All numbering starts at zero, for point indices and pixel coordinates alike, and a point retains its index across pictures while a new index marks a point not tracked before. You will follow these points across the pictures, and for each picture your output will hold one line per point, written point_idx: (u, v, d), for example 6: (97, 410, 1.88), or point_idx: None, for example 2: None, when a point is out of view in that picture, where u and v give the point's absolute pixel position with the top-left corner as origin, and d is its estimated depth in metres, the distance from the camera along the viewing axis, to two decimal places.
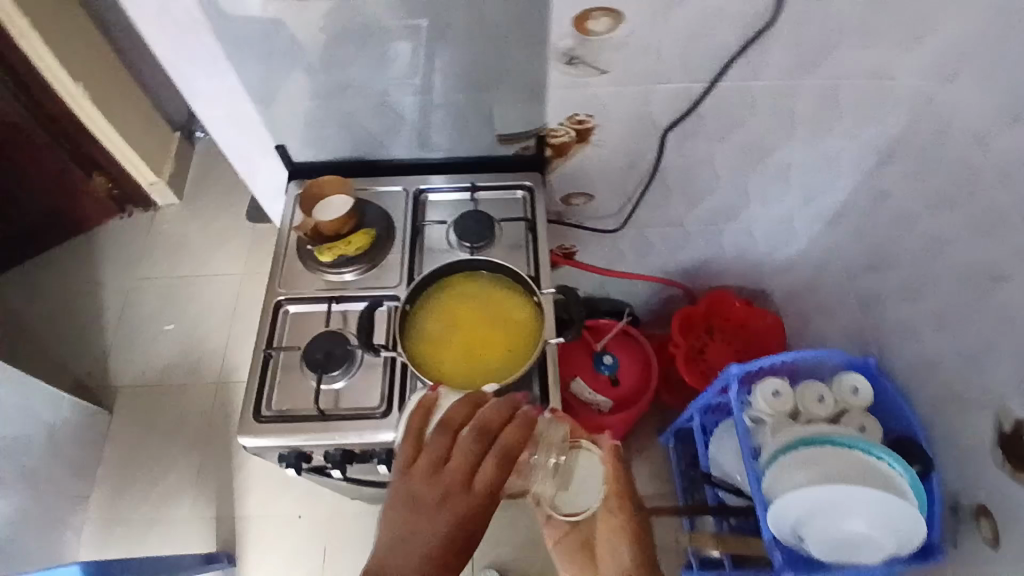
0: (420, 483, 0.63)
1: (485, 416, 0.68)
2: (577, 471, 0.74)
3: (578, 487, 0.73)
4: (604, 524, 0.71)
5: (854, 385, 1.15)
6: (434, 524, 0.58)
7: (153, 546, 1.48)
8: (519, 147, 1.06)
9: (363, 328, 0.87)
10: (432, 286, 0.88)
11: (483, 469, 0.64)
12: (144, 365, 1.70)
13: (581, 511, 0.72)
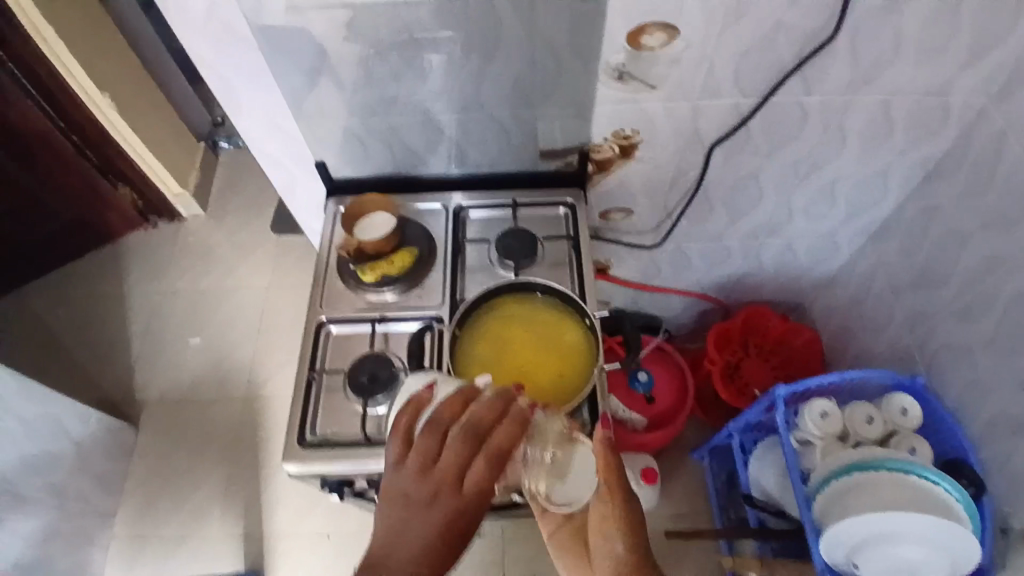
0: (407, 483, 0.64)
1: (475, 416, 0.66)
2: (574, 465, 0.70)
3: (573, 482, 0.70)
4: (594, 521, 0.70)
5: (903, 405, 1.08)
6: (418, 533, 0.62)
7: (179, 564, 1.45)
8: (562, 163, 1.04)
9: (411, 351, 0.85)
10: (478, 312, 0.86)
11: (473, 471, 0.64)
12: (170, 378, 1.69)
13: (574, 505, 0.70)
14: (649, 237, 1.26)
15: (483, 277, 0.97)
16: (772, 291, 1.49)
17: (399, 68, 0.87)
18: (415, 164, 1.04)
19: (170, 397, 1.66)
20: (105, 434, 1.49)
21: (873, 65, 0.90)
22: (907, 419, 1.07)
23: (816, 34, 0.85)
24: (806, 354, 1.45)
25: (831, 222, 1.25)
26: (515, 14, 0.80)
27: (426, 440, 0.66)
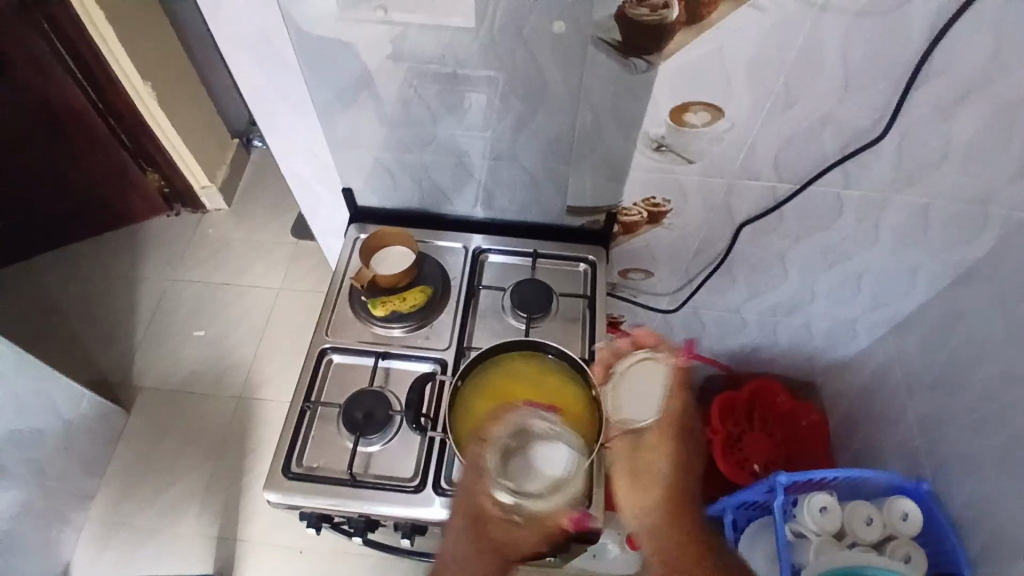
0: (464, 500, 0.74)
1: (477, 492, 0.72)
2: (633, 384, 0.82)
3: (632, 401, 0.80)
4: (650, 441, 0.78)
5: (905, 511, 1.03)
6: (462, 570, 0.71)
7: (146, 560, 1.42)
8: (589, 221, 1.04)
9: (411, 404, 0.83)
10: (485, 368, 0.84)
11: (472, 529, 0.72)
12: (169, 367, 1.69)
13: (638, 421, 0.78)
14: (668, 300, 1.25)
15: (494, 324, 0.96)
16: (782, 367, 1.46)
17: (439, 111, 0.87)
18: (441, 202, 1.05)
19: (165, 387, 1.66)
20: (94, 418, 1.48)
21: (915, 168, 0.89)
22: (907, 525, 1.03)
23: (860, 132, 0.84)
24: (810, 436, 1.41)
25: (851, 311, 1.22)
26: (561, 77, 0.79)
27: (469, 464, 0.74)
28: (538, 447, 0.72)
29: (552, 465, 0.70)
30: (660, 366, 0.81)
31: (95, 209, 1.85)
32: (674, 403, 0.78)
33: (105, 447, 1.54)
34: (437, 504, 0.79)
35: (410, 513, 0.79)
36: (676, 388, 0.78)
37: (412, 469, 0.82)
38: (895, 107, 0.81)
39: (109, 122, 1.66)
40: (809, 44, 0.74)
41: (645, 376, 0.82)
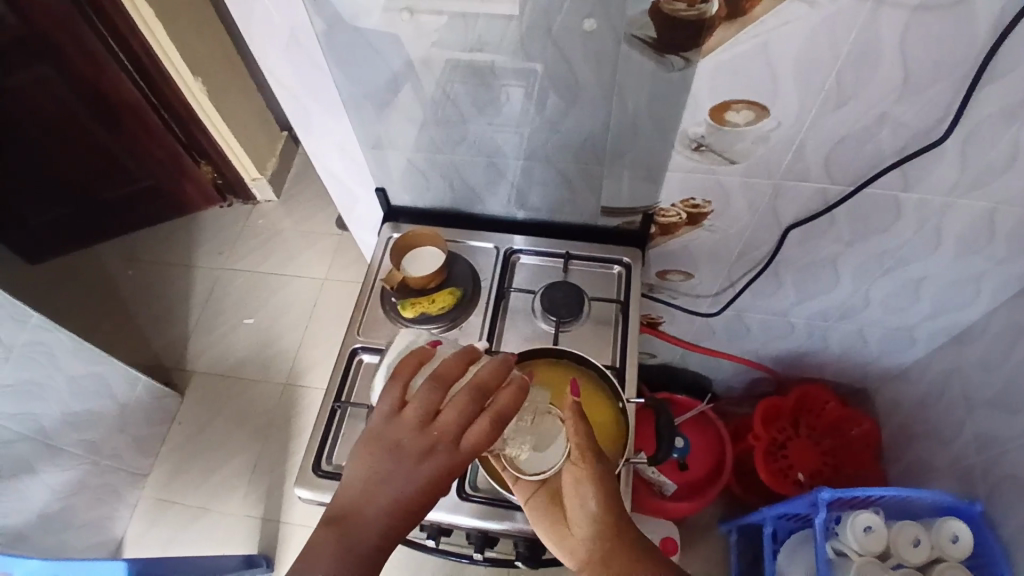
0: (403, 431, 0.60)
1: (466, 430, 0.60)
2: (538, 432, 0.69)
3: (540, 450, 0.68)
4: (570, 484, 0.67)
5: (955, 534, 0.92)
6: (405, 489, 0.58)
7: (196, 536, 1.50)
8: (624, 221, 1.00)
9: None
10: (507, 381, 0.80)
11: (472, 429, 0.60)
12: (220, 353, 1.77)
13: (546, 474, 0.67)
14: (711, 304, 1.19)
15: (523, 326, 0.95)
16: (833, 373, 1.39)
17: (469, 111, 0.86)
18: (474, 200, 1.04)
19: (217, 372, 1.74)
20: (149, 400, 1.58)
21: (984, 172, 0.81)
22: (959, 548, 0.92)
23: (920, 132, 0.77)
24: (862, 448, 1.34)
25: (910, 319, 1.14)
26: (592, 76, 0.76)
27: (430, 391, 0.61)
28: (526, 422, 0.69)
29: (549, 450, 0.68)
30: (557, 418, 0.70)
31: (153, 200, 1.94)
32: (581, 437, 0.67)
33: (161, 427, 1.63)
34: (460, 508, 0.79)
35: (434, 515, 0.79)
36: (574, 433, 0.68)
37: None
38: (963, 104, 0.73)
39: (166, 118, 1.75)
40: (865, 39, 0.68)
41: (548, 428, 0.69)
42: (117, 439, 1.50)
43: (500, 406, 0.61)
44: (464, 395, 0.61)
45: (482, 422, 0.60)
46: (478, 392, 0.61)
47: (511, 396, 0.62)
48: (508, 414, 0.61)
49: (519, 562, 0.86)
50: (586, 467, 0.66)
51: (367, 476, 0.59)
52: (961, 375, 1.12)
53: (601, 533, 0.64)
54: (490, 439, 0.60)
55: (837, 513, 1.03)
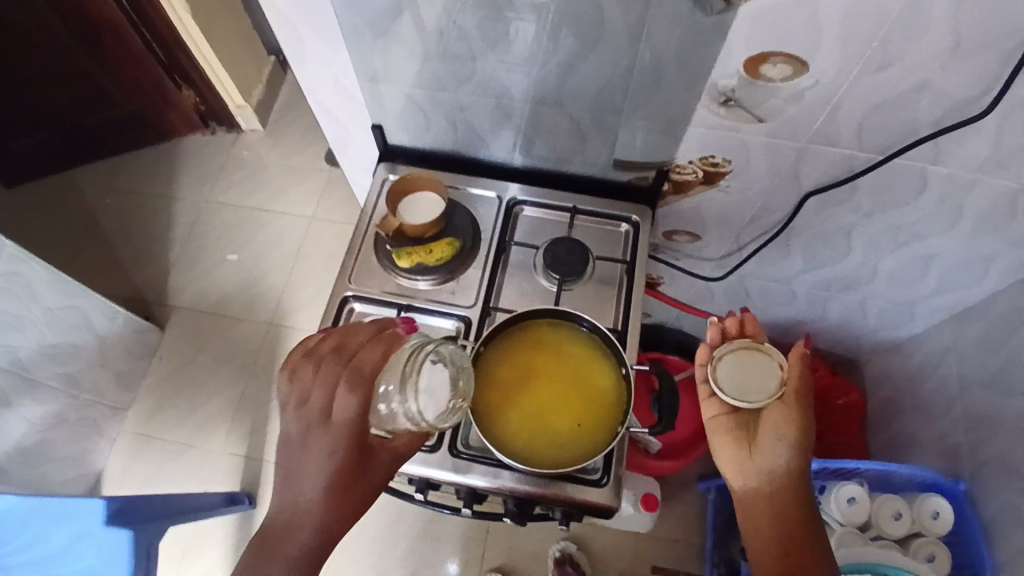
0: (291, 424, 0.67)
1: (335, 401, 0.66)
2: (733, 363, 0.75)
3: (740, 378, 0.73)
4: (771, 419, 0.71)
5: (937, 510, 0.97)
6: (307, 478, 0.64)
7: (179, 470, 1.50)
8: (636, 176, 0.95)
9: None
10: (509, 338, 0.76)
11: (337, 398, 0.66)
12: (203, 288, 1.71)
13: (738, 399, 0.72)
14: (715, 268, 1.16)
15: (523, 282, 0.91)
16: (826, 342, 1.38)
17: (479, 46, 0.78)
18: (477, 144, 0.97)
19: (200, 309, 1.69)
20: (129, 335, 1.53)
21: (1019, 151, 0.77)
22: (937, 524, 0.97)
23: (962, 105, 0.72)
24: (846, 416, 1.34)
25: (913, 294, 1.12)
26: (621, 16, 0.69)
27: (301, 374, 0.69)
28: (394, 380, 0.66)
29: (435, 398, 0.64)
30: (764, 357, 0.75)
31: (130, 123, 1.82)
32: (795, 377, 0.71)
33: (141, 362, 1.60)
34: (451, 465, 0.77)
35: (423, 471, 0.77)
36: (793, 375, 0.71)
37: None
38: (1013, 76, 0.67)
39: (145, 36, 1.60)
40: None
41: (745, 361, 0.75)
42: (96, 373, 1.46)
43: (361, 367, 0.68)
44: (325, 368, 0.68)
45: (347, 387, 0.66)
46: (341, 355, 0.69)
47: (369, 356, 0.69)
48: (365, 368, 0.67)
49: (507, 519, 0.85)
50: (799, 406, 0.70)
51: (277, 481, 0.66)
52: (956, 353, 1.11)
53: (791, 444, 0.69)
54: (355, 400, 0.66)
55: (823, 483, 1.03)
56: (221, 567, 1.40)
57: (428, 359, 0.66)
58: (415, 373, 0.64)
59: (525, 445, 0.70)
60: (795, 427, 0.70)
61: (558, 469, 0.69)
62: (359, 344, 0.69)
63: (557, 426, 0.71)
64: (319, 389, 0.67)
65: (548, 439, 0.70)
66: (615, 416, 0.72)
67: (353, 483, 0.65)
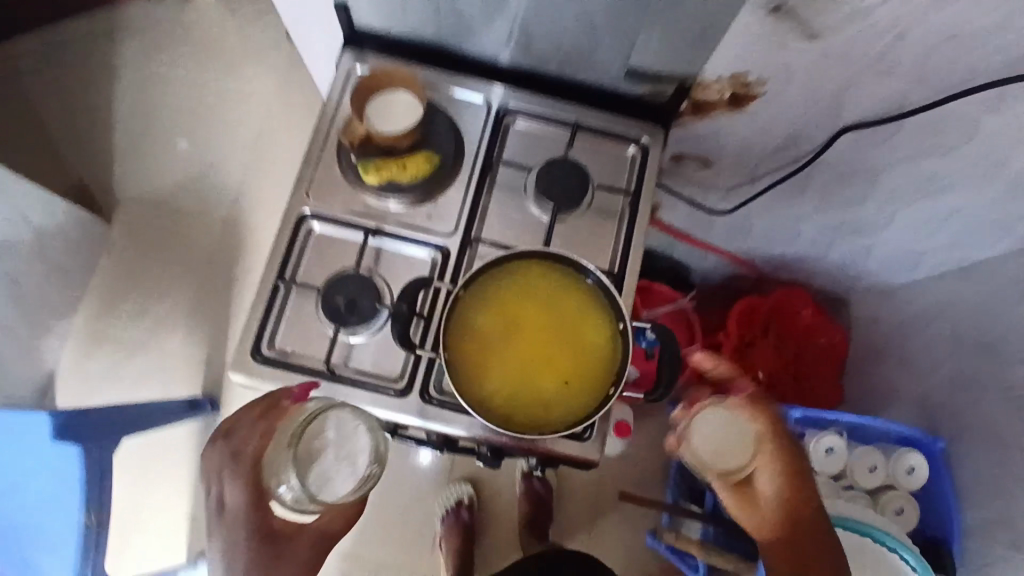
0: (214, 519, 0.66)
1: (240, 489, 0.65)
2: (710, 424, 0.68)
3: (719, 439, 0.68)
4: (764, 464, 0.68)
5: (912, 466, 0.97)
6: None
7: (137, 372, 1.43)
8: (651, 89, 0.80)
9: (397, 316, 0.66)
10: (496, 283, 0.67)
11: (239, 485, 0.65)
12: (152, 177, 1.53)
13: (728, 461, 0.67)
14: (722, 199, 1.05)
15: (510, 207, 0.79)
16: (818, 280, 1.33)
17: None
18: (464, 36, 0.80)
19: (151, 201, 1.52)
20: (73, 229, 1.37)
21: None
22: (911, 479, 0.98)
23: None
24: (826, 355, 1.33)
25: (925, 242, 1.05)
26: None
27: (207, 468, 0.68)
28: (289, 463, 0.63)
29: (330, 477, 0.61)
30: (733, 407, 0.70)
31: None
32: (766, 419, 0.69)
33: (91, 257, 1.46)
34: (421, 412, 0.70)
35: (391, 416, 0.70)
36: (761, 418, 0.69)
37: (400, 369, 0.72)
38: None
39: None
40: None
41: (717, 416, 0.69)
42: (43, 273, 1.33)
43: (254, 451, 0.66)
44: (222, 457, 0.66)
45: (247, 478, 0.65)
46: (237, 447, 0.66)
47: (259, 438, 0.65)
48: (256, 453, 0.65)
49: (479, 461, 0.81)
50: (780, 442, 0.68)
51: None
52: (955, 307, 1.07)
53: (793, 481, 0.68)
54: (254, 483, 0.65)
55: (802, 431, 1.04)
56: (188, 469, 1.38)
57: (313, 432, 0.63)
58: (301, 450, 0.62)
59: (503, 402, 0.64)
60: (789, 463, 0.68)
61: (536, 431, 0.63)
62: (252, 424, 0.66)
63: (542, 383, 0.64)
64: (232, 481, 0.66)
65: (529, 399, 0.64)
66: (605, 378, 0.65)
67: (287, 565, 0.65)
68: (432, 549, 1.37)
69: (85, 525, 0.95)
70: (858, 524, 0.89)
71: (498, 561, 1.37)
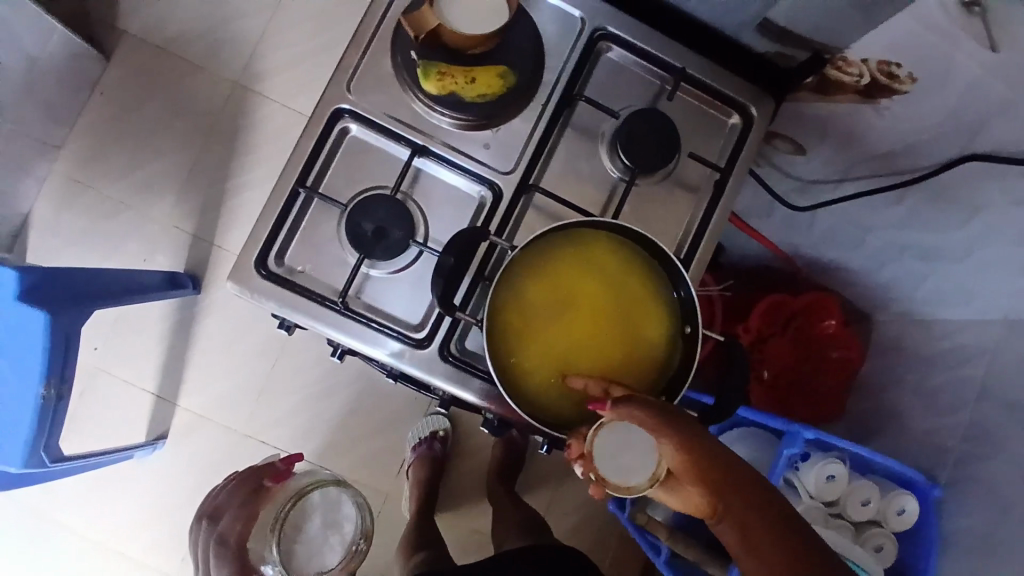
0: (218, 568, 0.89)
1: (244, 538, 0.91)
2: (609, 447, 0.51)
3: (621, 458, 0.50)
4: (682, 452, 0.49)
5: (903, 508, 0.95)
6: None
7: (117, 232, 1.31)
8: (780, 51, 0.66)
9: (441, 268, 0.55)
10: (555, 255, 0.57)
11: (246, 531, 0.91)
12: (159, 12, 1.33)
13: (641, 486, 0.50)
14: (799, 192, 0.89)
15: (580, 155, 0.68)
16: None
17: None
18: None
19: (153, 42, 1.33)
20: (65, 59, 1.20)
21: None
22: (900, 519, 0.96)
23: None
24: (837, 369, 1.21)
25: None
26: None
27: (233, 521, 0.92)
28: (290, 538, 0.91)
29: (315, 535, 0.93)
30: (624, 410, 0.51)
31: None
32: (653, 410, 0.50)
33: (80, 94, 1.29)
34: (435, 369, 0.62)
35: (402, 368, 0.62)
36: (650, 413, 0.50)
37: (422, 318, 0.63)
38: None
39: None
40: None
41: (614, 438, 0.51)
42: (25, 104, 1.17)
43: (252, 513, 0.93)
44: (241, 510, 0.94)
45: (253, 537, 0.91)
46: (245, 515, 0.93)
47: (261, 501, 0.94)
48: (258, 506, 0.94)
49: (484, 425, 0.75)
50: (681, 429, 0.49)
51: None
52: None
53: (707, 448, 0.48)
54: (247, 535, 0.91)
55: (808, 451, 0.98)
56: (161, 345, 1.31)
57: (309, 497, 0.93)
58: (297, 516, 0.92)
59: (537, 387, 0.56)
60: (680, 431, 0.49)
61: (564, 426, 0.56)
62: (239, 510, 0.94)
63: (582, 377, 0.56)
64: (217, 561, 0.89)
65: (566, 390, 0.56)
66: (654, 385, 0.57)
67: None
68: (399, 473, 1.35)
69: (43, 397, 0.92)
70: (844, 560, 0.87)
71: (463, 495, 1.37)
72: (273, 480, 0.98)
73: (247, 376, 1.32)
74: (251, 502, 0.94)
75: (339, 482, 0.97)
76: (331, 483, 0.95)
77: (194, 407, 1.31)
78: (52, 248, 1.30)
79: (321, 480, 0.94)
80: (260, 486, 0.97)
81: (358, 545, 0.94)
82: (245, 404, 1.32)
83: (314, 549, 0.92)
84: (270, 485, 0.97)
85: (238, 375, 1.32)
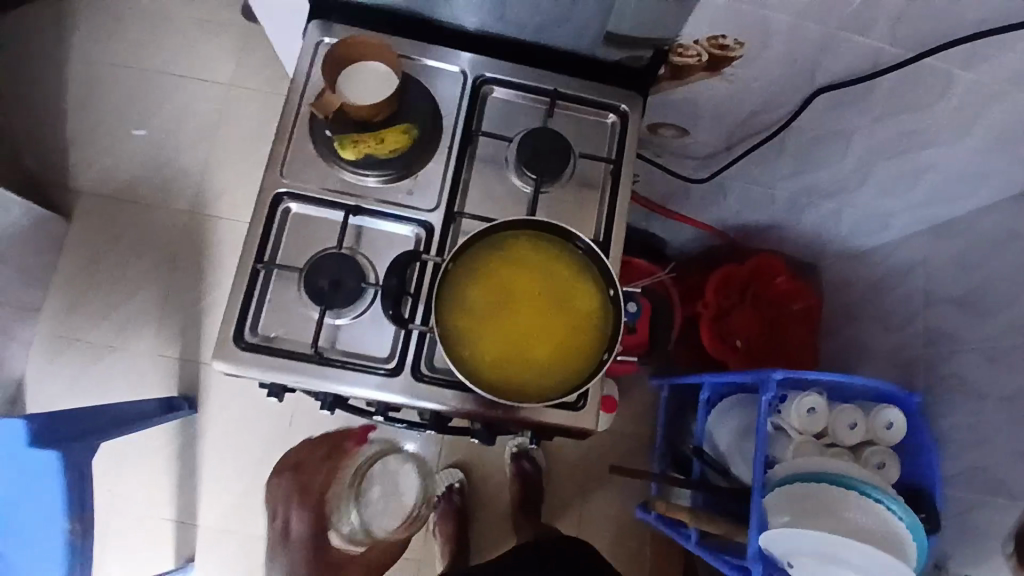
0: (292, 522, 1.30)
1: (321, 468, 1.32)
2: None
3: None
4: None
5: (890, 420, 0.98)
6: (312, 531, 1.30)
7: (106, 373, 1.38)
8: (628, 54, 0.80)
9: (389, 290, 0.66)
10: (482, 259, 0.66)
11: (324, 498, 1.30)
12: (109, 169, 1.46)
13: None
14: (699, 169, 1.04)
15: (492, 181, 0.78)
16: (791, 248, 1.35)
17: None
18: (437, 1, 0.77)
19: (108, 195, 1.45)
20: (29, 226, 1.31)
21: None
22: (889, 433, 0.99)
23: None
24: (800, 322, 1.33)
25: (896, 206, 1.09)
26: None
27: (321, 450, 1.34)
28: (362, 499, 1.20)
29: (400, 496, 1.21)
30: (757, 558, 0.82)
31: None
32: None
33: (48, 256, 1.39)
34: (413, 390, 0.69)
35: (383, 397, 0.69)
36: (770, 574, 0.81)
37: (390, 349, 0.71)
38: None
39: None
40: None
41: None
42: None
43: (321, 477, 1.31)
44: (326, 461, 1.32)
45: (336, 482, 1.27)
46: (334, 452, 1.32)
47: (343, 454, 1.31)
48: (339, 446, 1.32)
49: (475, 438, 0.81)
50: None
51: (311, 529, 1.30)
52: (927, 266, 1.11)
53: None
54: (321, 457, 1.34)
55: (784, 393, 1.05)
56: (169, 471, 1.34)
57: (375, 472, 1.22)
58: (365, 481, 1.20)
59: (498, 373, 0.63)
60: None
61: (532, 399, 0.63)
62: (325, 445, 1.34)
63: (535, 353, 0.64)
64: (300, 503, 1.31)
65: (525, 369, 0.64)
66: (598, 344, 0.65)
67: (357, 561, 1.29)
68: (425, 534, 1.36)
69: (69, 531, 0.95)
70: (843, 479, 0.89)
71: (491, 541, 1.38)
72: (353, 440, 1.32)
73: (256, 475, 1.36)
74: (336, 459, 1.31)
75: (403, 458, 1.24)
76: (388, 458, 1.23)
77: (213, 522, 1.33)
78: (47, 405, 1.35)
79: (379, 457, 1.23)
80: (343, 445, 1.32)
81: (419, 511, 1.21)
82: (261, 503, 1.35)
83: (375, 512, 1.19)
84: (351, 444, 1.32)
85: (246, 479, 1.35)
